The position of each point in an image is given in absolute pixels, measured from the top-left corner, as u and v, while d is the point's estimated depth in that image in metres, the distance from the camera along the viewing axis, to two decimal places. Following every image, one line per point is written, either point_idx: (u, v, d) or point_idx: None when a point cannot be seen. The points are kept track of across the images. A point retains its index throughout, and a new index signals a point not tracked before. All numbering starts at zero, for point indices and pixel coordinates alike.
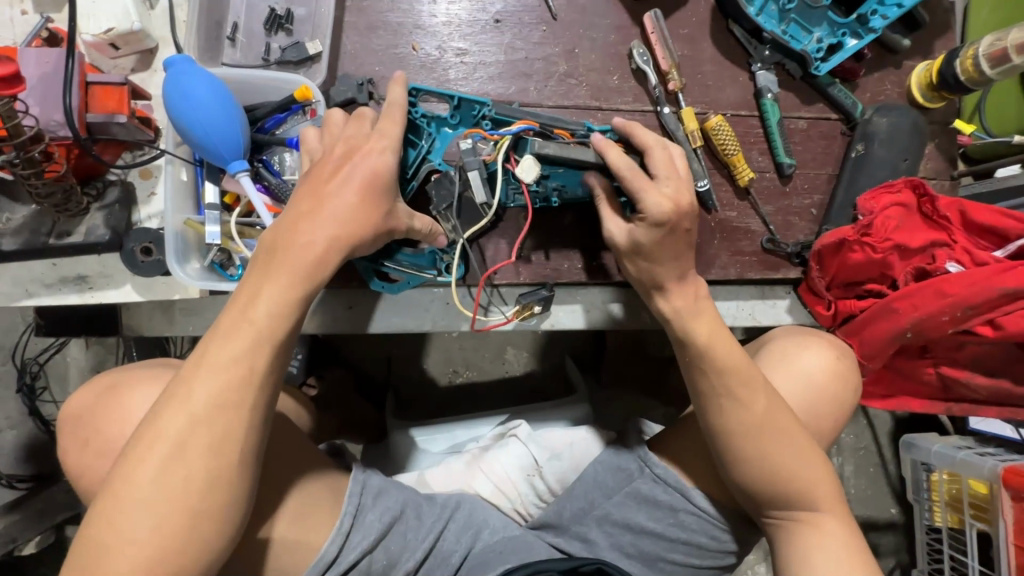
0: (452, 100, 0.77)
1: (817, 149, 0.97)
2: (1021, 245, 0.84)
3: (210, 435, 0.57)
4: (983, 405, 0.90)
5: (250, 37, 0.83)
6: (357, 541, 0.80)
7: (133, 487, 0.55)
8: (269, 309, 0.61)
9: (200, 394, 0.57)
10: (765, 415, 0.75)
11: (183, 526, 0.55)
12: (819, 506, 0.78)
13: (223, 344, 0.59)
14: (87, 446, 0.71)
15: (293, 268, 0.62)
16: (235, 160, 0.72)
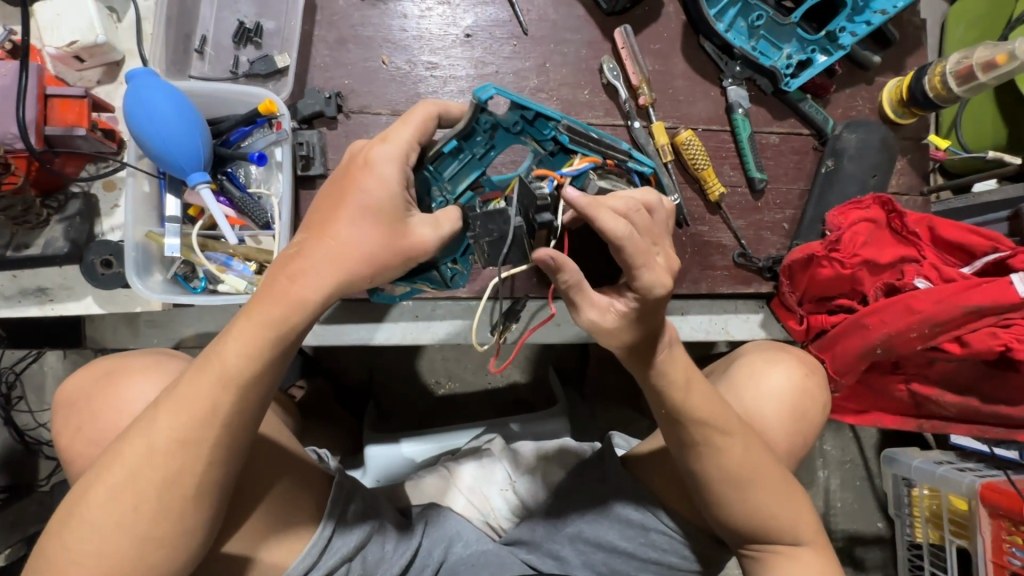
0: (525, 111, 0.62)
1: (789, 164, 0.98)
2: (987, 262, 0.84)
3: (165, 469, 0.54)
4: (954, 422, 0.90)
5: (218, 50, 0.83)
6: (333, 556, 0.80)
7: (85, 506, 0.53)
8: (245, 347, 0.55)
9: (161, 426, 0.54)
10: (748, 444, 0.73)
11: (128, 554, 0.54)
12: (794, 533, 0.77)
13: (194, 378, 0.55)
14: (81, 432, 0.66)
15: (273, 303, 0.56)
16: (197, 173, 0.72)
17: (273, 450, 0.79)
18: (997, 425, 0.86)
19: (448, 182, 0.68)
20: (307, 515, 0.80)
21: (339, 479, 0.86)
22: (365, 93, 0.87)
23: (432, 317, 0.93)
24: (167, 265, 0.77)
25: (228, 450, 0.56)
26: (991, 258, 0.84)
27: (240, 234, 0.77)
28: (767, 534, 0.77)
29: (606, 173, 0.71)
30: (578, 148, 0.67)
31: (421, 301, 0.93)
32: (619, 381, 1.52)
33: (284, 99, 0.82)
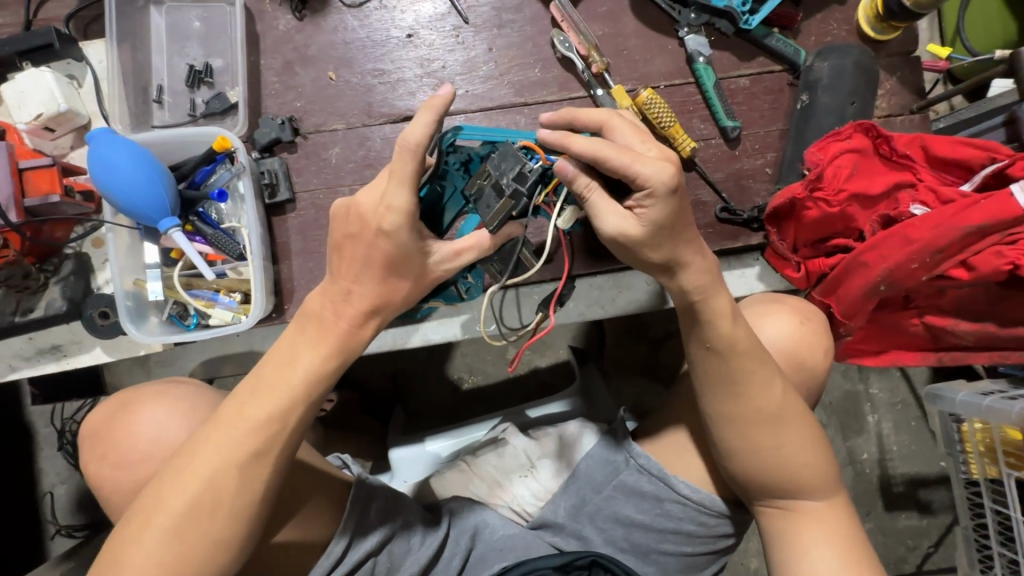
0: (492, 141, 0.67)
1: (764, 106, 0.92)
2: (987, 174, 0.78)
3: (239, 478, 0.60)
4: (975, 351, 0.84)
5: (175, 96, 0.87)
6: (358, 552, 0.84)
7: (161, 512, 0.59)
8: (307, 370, 0.62)
9: (232, 438, 0.61)
10: (774, 389, 0.72)
11: (200, 557, 0.59)
12: (811, 492, 0.74)
13: (258, 397, 0.62)
14: (106, 459, 0.69)
15: (327, 335, 0.63)
16: (165, 218, 0.76)
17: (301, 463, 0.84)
18: (1020, 350, 0.80)
19: (443, 217, 0.70)
20: (324, 527, 0.84)
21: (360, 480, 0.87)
22: (319, 112, 0.89)
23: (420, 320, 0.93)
24: (161, 307, 0.82)
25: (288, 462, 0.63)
26: (992, 169, 0.78)
27: (222, 267, 0.80)
28: (790, 489, 0.74)
29: None
30: (553, 161, 0.65)
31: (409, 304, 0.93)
32: (639, 352, 1.51)
33: (241, 133, 0.84)
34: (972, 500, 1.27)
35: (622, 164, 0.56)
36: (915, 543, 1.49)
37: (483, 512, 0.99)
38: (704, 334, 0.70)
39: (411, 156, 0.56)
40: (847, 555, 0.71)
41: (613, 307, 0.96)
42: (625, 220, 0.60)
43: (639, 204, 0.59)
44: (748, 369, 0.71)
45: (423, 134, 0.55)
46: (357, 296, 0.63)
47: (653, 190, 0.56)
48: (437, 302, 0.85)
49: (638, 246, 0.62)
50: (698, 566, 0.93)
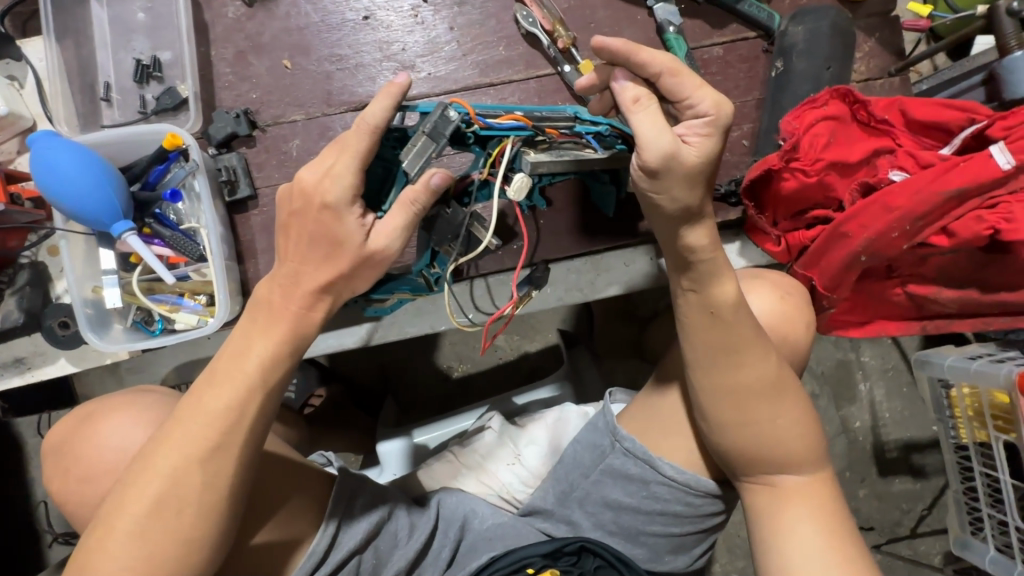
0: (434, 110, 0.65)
1: (739, 75, 0.89)
2: (966, 136, 0.76)
3: (202, 474, 0.59)
4: (957, 319, 0.83)
5: (124, 94, 0.83)
6: (340, 552, 0.82)
7: (125, 514, 0.57)
8: (261, 357, 0.61)
9: (189, 435, 0.59)
10: (745, 357, 0.71)
11: (171, 557, 0.58)
12: (795, 467, 0.73)
13: (212, 391, 0.60)
14: (70, 474, 0.68)
15: (279, 320, 0.62)
16: (119, 223, 0.73)
17: (277, 463, 0.84)
18: (1002, 315, 0.80)
19: (386, 193, 0.71)
20: (308, 521, 0.82)
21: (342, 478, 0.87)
22: (276, 103, 0.85)
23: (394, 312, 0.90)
24: (123, 314, 0.80)
25: (252, 454, 0.62)
26: (970, 131, 0.76)
27: (185, 270, 0.78)
28: (772, 465, 0.73)
29: (554, 144, 0.68)
30: (495, 129, 0.63)
31: None
32: (629, 332, 1.49)
33: (194, 130, 0.81)
34: (963, 464, 1.27)
35: (689, 92, 0.59)
36: (909, 507, 1.49)
37: (472, 502, 0.99)
38: (703, 299, 0.70)
39: (367, 132, 0.58)
40: (833, 538, 0.70)
41: (593, 291, 0.94)
42: (672, 137, 0.58)
43: (688, 131, 0.61)
44: (738, 334, 0.70)
45: (383, 116, 0.57)
46: (307, 277, 0.61)
47: (724, 114, 0.59)
48: (403, 293, 0.81)
49: (670, 177, 0.60)
50: (686, 545, 0.93)
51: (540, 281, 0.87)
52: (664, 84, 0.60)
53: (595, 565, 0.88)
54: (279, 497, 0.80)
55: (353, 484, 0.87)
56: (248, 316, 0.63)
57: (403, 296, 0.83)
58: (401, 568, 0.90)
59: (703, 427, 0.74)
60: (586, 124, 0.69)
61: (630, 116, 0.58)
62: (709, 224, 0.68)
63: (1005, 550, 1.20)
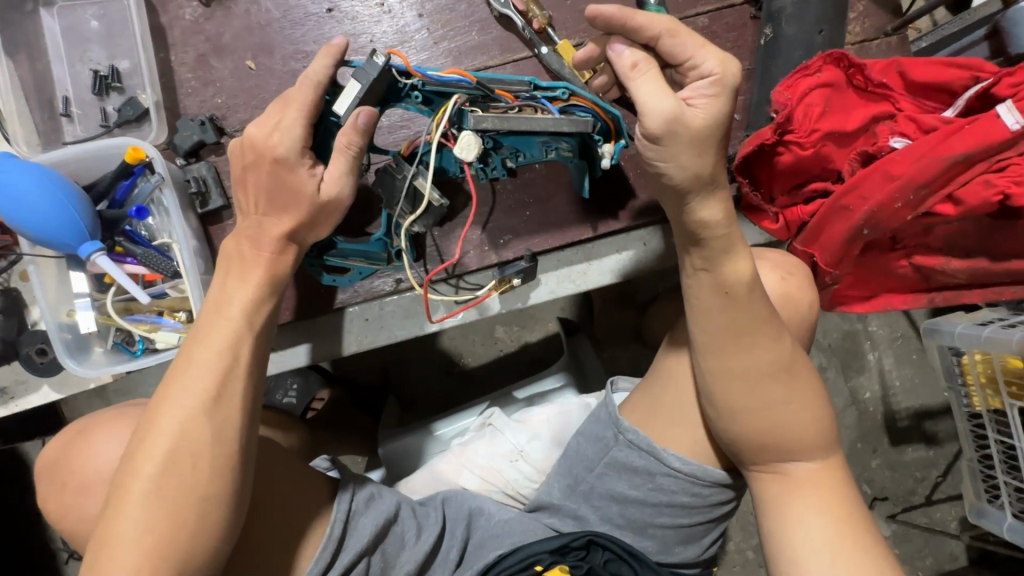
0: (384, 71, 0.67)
1: (726, 45, 0.84)
2: (970, 97, 0.72)
3: (208, 427, 0.57)
4: (967, 289, 0.79)
5: (84, 107, 0.80)
6: (350, 553, 0.74)
7: (138, 478, 0.54)
8: (242, 303, 0.62)
9: (187, 391, 0.57)
10: (760, 335, 0.67)
11: (193, 514, 0.54)
12: (807, 454, 0.70)
13: (201, 348, 0.59)
14: (67, 487, 0.64)
15: (255, 264, 0.64)
16: (86, 243, 0.71)
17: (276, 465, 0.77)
18: (1014, 284, 0.76)
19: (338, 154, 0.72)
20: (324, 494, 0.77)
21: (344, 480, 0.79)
22: (242, 107, 0.81)
23: (383, 316, 0.88)
24: (103, 336, 0.78)
25: (254, 399, 0.61)
26: (975, 91, 0.71)
27: (161, 287, 0.75)
28: (789, 446, 0.69)
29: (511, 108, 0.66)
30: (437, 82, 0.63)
31: (365, 303, 0.87)
32: (630, 316, 1.46)
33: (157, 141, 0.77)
34: (976, 432, 1.24)
35: (692, 51, 0.57)
36: (924, 475, 1.46)
37: (476, 499, 0.95)
38: (716, 279, 0.66)
39: (312, 87, 0.61)
40: (844, 523, 0.68)
41: (585, 281, 0.90)
42: (675, 101, 0.56)
43: (693, 93, 0.58)
44: (752, 314, 0.67)
45: (325, 73, 0.61)
46: (272, 226, 0.65)
47: (731, 69, 0.57)
48: (359, 262, 0.81)
49: (675, 143, 0.57)
50: (696, 536, 0.89)
51: (529, 273, 0.85)
52: (666, 45, 0.58)
53: (604, 559, 0.84)
54: (274, 502, 0.73)
55: (358, 482, 0.81)
56: (220, 271, 0.64)
57: (363, 266, 0.82)
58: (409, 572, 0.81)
59: (714, 417, 0.70)
60: (544, 87, 0.66)
61: (630, 82, 0.57)
62: (723, 197, 0.64)
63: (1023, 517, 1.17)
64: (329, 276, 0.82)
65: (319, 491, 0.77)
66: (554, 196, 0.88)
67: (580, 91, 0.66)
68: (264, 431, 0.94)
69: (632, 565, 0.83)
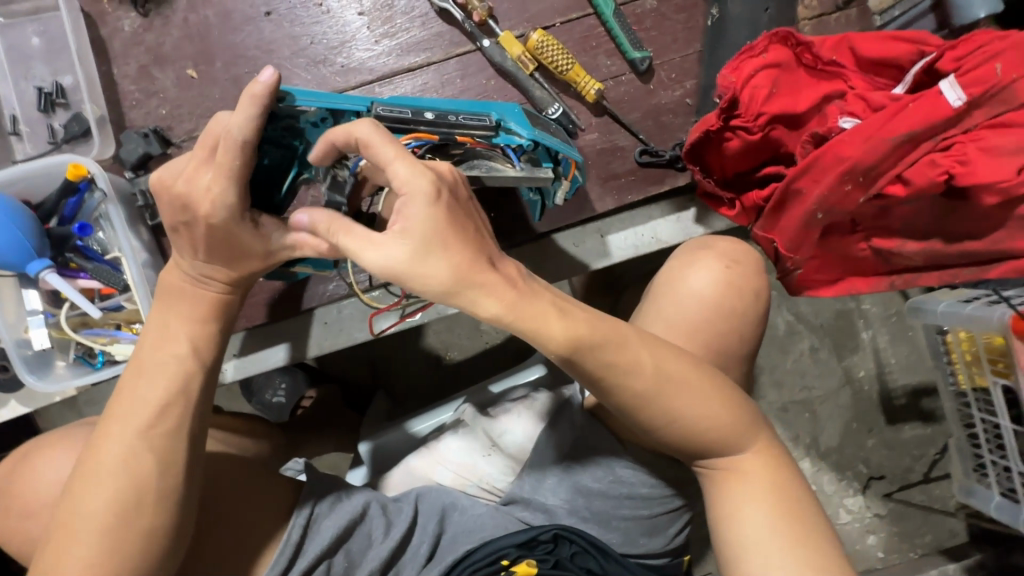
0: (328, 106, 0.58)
1: (675, 27, 0.82)
2: (917, 72, 0.68)
3: (154, 461, 0.55)
4: (923, 272, 0.77)
5: (32, 125, 0.80)
6: (307, 559, 0.76)
7: (81, 516, 0.53)
8: (191, 337, 0.60)
9: (130, 425, 0.56)
10: (646, 353, 0.58)
11: (137, 550, 0.54)
12: (728, 445, 0.63)
13: (144, 382, 0.58)
14: (11, 511, 0.64)
15: (199, 304, 0.61)
16: (34, 261, 0.72)
17: (237, 473, 0.80)
18: (968, 264, 0.74)
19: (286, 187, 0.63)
20: (280, 513, 0.78)
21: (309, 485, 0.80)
22: (187, 116, 0.81)
23: (346, 319, 0.88)
24: (64, 350, 0.79)
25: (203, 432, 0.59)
26: (925, 64, 0.68)
27: (116, 300, 0.76)
28: (722, 445, 0.63)
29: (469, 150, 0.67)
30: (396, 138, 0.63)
31: (324, 306, 0.88)
32: None
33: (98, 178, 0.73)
34: (964, 411, 1.21)
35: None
36: (921, 452, 1.44)
37: (450, 494, 0.95)
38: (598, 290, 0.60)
39: (235, 147, 0.51)
40: (798, 520, 0.62)
41: None
42: (376, 246, 0.47)
43: (401, 218, 0.47)
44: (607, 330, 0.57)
45: (248, 123, 0.50)
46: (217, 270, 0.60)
47: (423, 183, 0.47)
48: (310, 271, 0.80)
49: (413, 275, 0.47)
50: (661, 527, 0.90)
51: None
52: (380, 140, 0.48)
53: (570, 552, 0.84)
54: (233, 510, 0.76)
55: (323, 488, 0.81)
56: (163, 298, 0.62)
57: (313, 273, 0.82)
58: (376, 569, 0.80)
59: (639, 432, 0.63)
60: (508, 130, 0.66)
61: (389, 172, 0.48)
62: None
63: (1011, 495, 1.14)
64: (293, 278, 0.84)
65: (278, 499, 0.79)
66: None
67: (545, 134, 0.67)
68: (238, 433, 0.95)
69: (598, 557, 0.83)
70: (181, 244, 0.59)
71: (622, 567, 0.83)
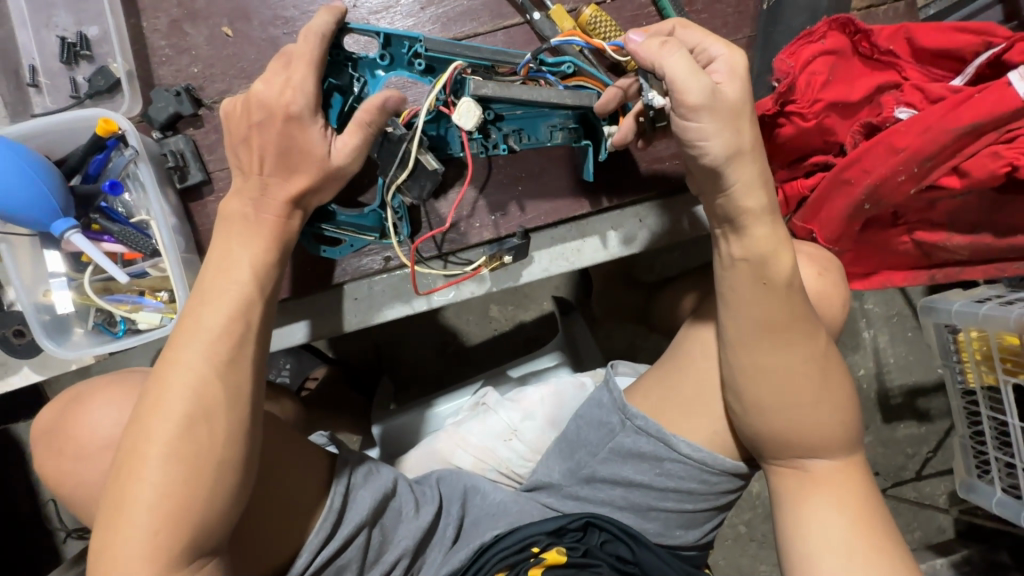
0: (378, 36, 0.63)
1: (727, 10, 0.81)
2: (981, 64, 0.69)
3: (222, 391, 0.54)
4: (969, 266, 0.79)
5: (52, 77, 0.76)
6: (348, 527, 0.74)
7: (153, 443, 0.51)
8: (254, 268, 0.59)
9: (197, 353, 0.54)
10: (773, 331, 0.66)
11: (210, 484, 0.51)
12: (831, 454, 0.69)
13: (208, 311, 0.56)
14: (64, 454, 0.61)
15: (261, 229, 0.61)
16: (59, 220, 0.68)
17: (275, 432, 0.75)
18: (1016, 260, 0.75)
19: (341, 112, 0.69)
20: (320, 474, 0.75)
21: (344, 453, 0.78)
22: (219, 77, 0.77)
23: (373, 295, 0.85)
24: (82, 317, 0.75)
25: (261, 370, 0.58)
26: (984, 58, 0.69)
27: (141, 266, 0.73)
28: (809, 444, 0.69)
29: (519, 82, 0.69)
30: (440, 56, 0.64)
31: (354, 281, 0.85)
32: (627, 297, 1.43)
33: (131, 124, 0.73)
34: (970, 409, 1.22)
35: (699, 39, 0.62)
36: (914, 451, 1.46)
37: (471, 478, 0.93)
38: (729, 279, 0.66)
39: (314, 41, 0.58)
40: (860, 522, 0.68)
41: (579, 259, 0.88)
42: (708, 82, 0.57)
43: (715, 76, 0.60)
44: (775, 315, 0.65)
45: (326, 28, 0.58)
46: (278, 188, 0.62)
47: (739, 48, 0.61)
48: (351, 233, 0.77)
49: (718, 115, 0.58)
50: (698, 521, 0.88)
51: (520, 250, 0.83)
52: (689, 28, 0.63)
53: (601, 540, 0.83)
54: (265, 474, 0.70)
55: (356, 458, 0.80)
56: (222, 234, 0.61)
57: (356, 240, 0.79)
58: (406, 549, 0.80)
59: (737, 412, 0.70)
60: (549, 63, 0.70)
61: (664, 60, 0.58)
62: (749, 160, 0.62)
63: (1012, 491, 1.15)
64: (322, 248, 0.79)
65: (314, 462, 0.75)
66: (546, 170, 0.86)
67: (584, 66, 0.70)
68: None
69: (630, 545, 0.82)
70: (246, 158, 0.62)
71: (656, 555, 0.81)
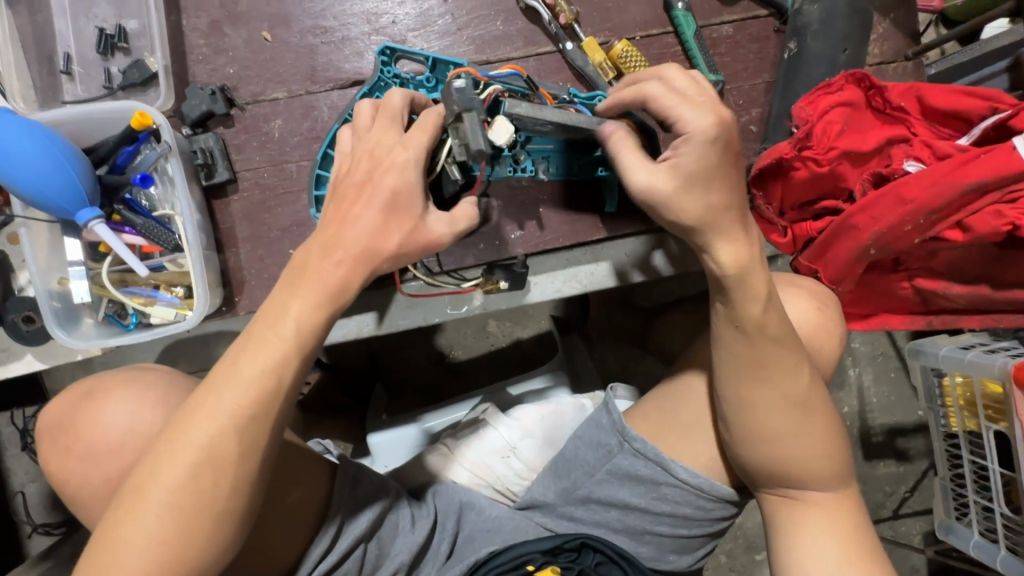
0: (426, 60, 0.71)
1: (749, 55, 0.85)
2: (987, 127, 0.74)
3: (241, 442, 0.51)
4: (964, 314, 0.82)
5: (86, 66, 0.76)
6: (348, 540, 0.73)
7: (153, 488, 0.49)
8: (298, 321, 0.53)
9: (223, 405, 0.51)
10: (786, 370, 0.68)
11: (205, 530, 0.50)
12: (824, 486, 0.71)
13: (245, 357, 0.52)
14: (70, 451, 0.60)
15: (320, 281, 0.54)
16: (83, 209, 0.68)
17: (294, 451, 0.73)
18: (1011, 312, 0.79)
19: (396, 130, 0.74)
20: (322, 502, 0.73)
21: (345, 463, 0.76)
22: (252, 79, 0.78)
23: (384, 304, 0.86)
24: (94, 308, 0.74)
25: (285, 427, 0.54)
26: (990, 121, 0.74)
27: (160, 260, 0.73)
28: (808, 477, 0.70)
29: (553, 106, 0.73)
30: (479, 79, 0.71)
31: (367, 289, 0.85)
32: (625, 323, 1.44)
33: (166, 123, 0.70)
34: (951, 452, 1.24)
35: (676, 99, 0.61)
36: (893, 489, 1.49)
37: (468, 493, 0.92)
38: (740, 318, 0.66)
39: None
40: (857, 557, 0.69)
41: (590, 282, 0.90)
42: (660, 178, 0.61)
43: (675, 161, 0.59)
44: (777, 353, 0.67)
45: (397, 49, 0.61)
46: None
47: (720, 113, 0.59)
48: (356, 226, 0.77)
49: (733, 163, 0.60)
50: (691, 547, 0.89)
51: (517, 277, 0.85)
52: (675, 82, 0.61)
53: (595, 562, 0.83)
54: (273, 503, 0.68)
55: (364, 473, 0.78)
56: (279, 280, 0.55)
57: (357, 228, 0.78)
58: (402, 563, 0.79)
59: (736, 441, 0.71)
60: (583, 96, 0.74)
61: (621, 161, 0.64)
62: None
63: (988, 535, 1.17)
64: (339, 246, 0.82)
65: (322, 490, 0.73)
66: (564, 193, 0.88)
67: None
68: None
69: (624, 567, 0.81)
70: None
71: None
